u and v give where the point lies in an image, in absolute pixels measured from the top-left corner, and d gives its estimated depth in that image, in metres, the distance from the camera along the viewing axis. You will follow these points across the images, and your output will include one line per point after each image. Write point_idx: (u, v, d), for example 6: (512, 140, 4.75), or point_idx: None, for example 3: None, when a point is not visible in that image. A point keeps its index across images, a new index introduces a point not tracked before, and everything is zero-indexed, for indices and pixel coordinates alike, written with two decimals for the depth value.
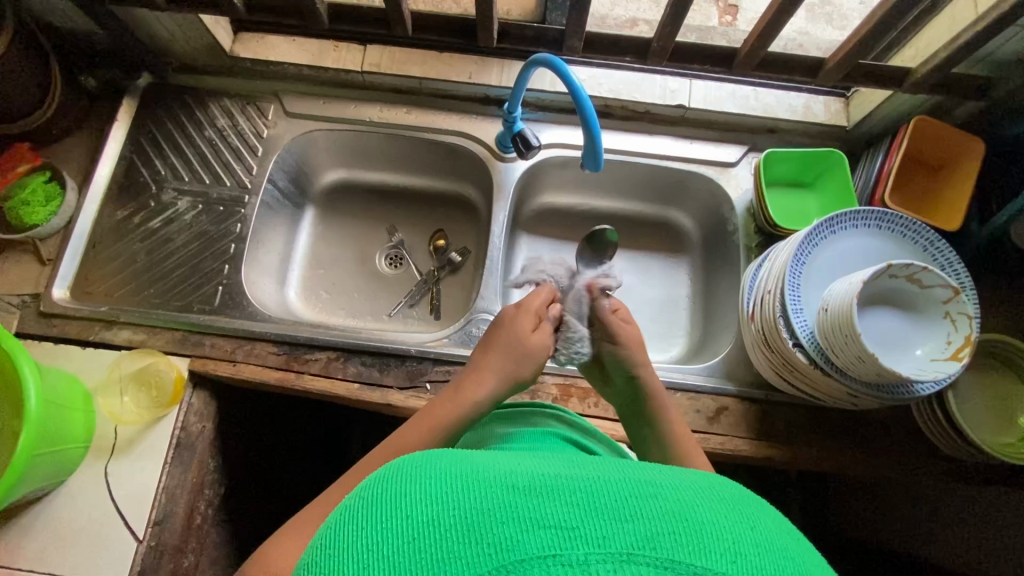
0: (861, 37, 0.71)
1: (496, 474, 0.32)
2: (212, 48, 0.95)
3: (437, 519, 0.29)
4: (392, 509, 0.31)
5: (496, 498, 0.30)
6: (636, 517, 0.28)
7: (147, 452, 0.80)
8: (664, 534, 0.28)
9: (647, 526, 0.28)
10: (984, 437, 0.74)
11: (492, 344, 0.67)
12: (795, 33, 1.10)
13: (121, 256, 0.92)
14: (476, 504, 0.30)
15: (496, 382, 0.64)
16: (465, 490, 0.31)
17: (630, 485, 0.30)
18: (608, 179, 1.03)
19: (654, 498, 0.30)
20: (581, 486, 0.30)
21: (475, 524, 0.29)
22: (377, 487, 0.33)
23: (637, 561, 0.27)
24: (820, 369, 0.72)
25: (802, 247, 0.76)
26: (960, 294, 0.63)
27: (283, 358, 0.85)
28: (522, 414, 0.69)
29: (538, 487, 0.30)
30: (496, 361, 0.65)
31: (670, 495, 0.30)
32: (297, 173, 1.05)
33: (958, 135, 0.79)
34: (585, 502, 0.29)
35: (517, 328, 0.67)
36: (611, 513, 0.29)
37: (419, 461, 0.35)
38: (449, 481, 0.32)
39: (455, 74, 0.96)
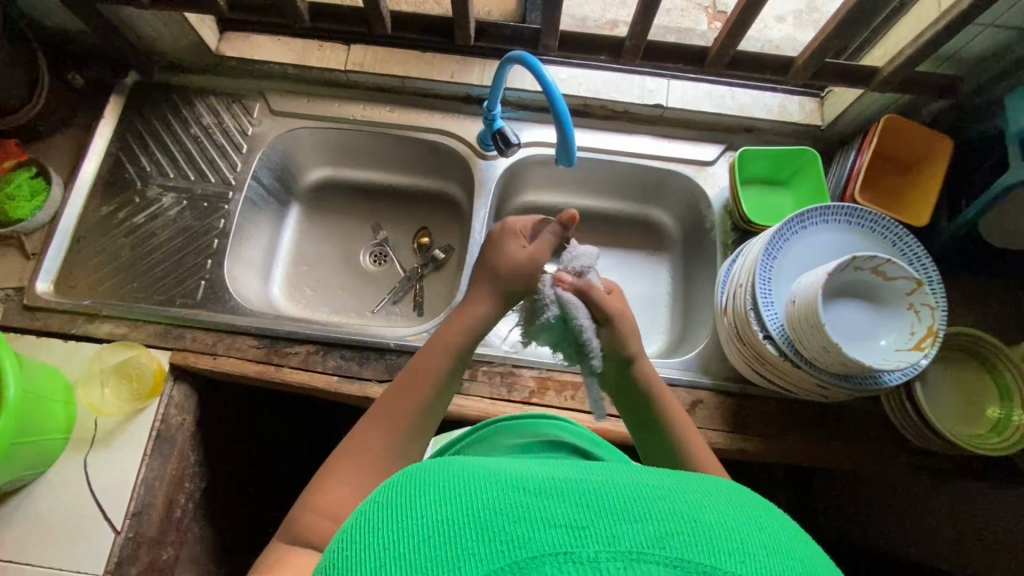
0: (827, 35, 0.72)
1: (508, 477, 0.33)
2: (198, 46, 0.96)
3: (452, 518, 0.31)
4: (406, 512, 0.32)
5: (507, 500, 0.31)
6: (645, 518, 0.30)
7: (126, 444, 0.80)
8: (674, 534, 0.29)
9: (656, 526, 0.29)
10: (958, 432, 0.75)
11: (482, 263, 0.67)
12: (773, 37, 1.12)
13: (106, 251, 0.93)
14: (490, 504, 0.31)
15: (494, 302, 0.65)
16: (477, 492, 0.32)
17: (636, 488, 0.32)
18: (589, 178, 1.05)
19: (662, 501, 0.31)
20: (588, 489, 0.32)
21: (489, 523, 0.30)
22: (391, 491, 0.35)
23: (647, 560, 0.28)
24: (790, 361, 0.73)
25: (773, 241, 0.77)
26: (923, 286, 0.65)
27: (264, 351, 0.86)
28: (528, 424, 0.73)
29: (549, 489, 0.32)
30: (492, 281, 0.66)
31: (678, 497, 0.32)
32: (282, 171, 1.06)
33: (925, 134, 0.81)
34: (594, 504, 0.30)
35: (510, 252, 0.66)
36: (620, 514, 0.30)
37: (431, 464, 0.36)
38: (465, 483, 0.33)
39: (437, 73, 0.98)
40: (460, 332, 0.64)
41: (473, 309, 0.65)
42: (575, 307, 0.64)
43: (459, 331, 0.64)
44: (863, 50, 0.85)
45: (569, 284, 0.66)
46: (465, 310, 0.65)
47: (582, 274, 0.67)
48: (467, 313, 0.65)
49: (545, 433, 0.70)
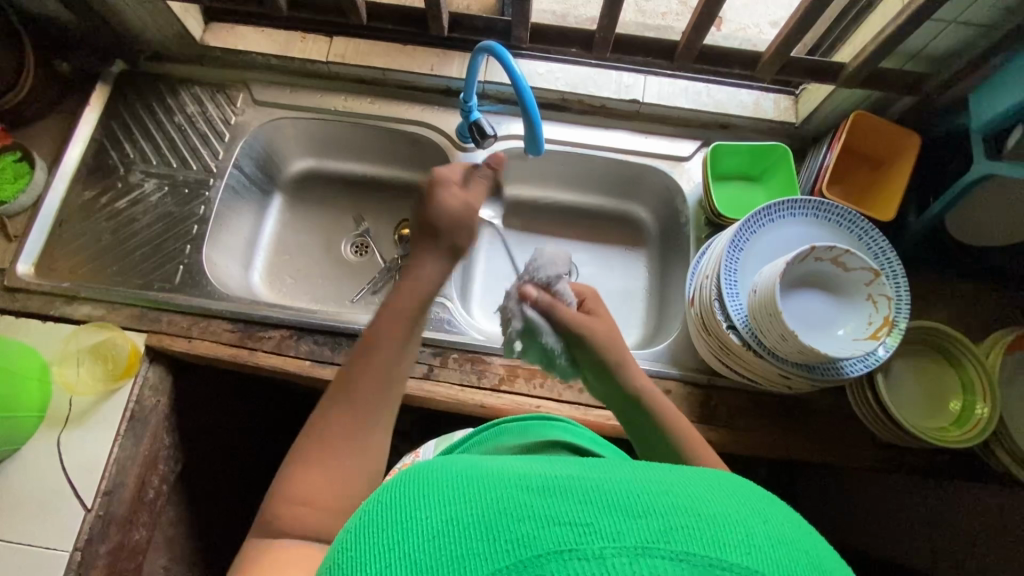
0: (792, 30, 0.74)
1: (512, 476, 0.33)
2: (182, 36, 0.98)
3: (456, 518, 0.30)
4: (410, 514, 0.32)
5: (512, 500, 0.30)
6: (650, 514, 0.29)
7: (99, 423, 0.81)
8: (680, 528, 0.28)
9: (663, 520, 0.28)
10: (919, 423, 0.76)
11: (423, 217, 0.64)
12: (755, 37, 1.13)
13: (87, 234, 0.94)
14: (494, 503, 0.30)
15: (439, 257, 0.63)
16: (482, 491, 0.31)
17: (642, 485, 0.31)
18: (568, 172, 1.06)
19: (668, 496, 0.30)
20: (592, 486, 0.31)
21: (493, 524, 0.29)
22: (395, 491, 0.35)
23: (652, 555, 0.27)
24: (753, 351, 0.73)
25: (740, 233, 0.78)
26: (880, 276, 0.66)
27: (238, 335, 0.87)
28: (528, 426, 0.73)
29: (553, 487, 0.31)
30: (434, 238, 0.63)
31: (684, 492, 0.31)
32: (265, 161, 1.08)
33: (892, 130, 0.82)
34: (599, 501, 0.29)
35: (445, 201, 0.64)
36: (624, 509, 0.29)
37: (436, 467, 0.36)
38: (469, 483, 0.33)
39: (417, 66, 1.00)
40: (413, 298, 0.60)
41: (418, 274, 0.61)
42: (541, 328, 0.67)
43: (411, 295, 0.60)
44: (834, 48, 0.87)
45: (534, 299, 0.67)
46: (409, 276, 0.61)
47: (548, 285, 0.68)
48: (417, 279, 0.61)
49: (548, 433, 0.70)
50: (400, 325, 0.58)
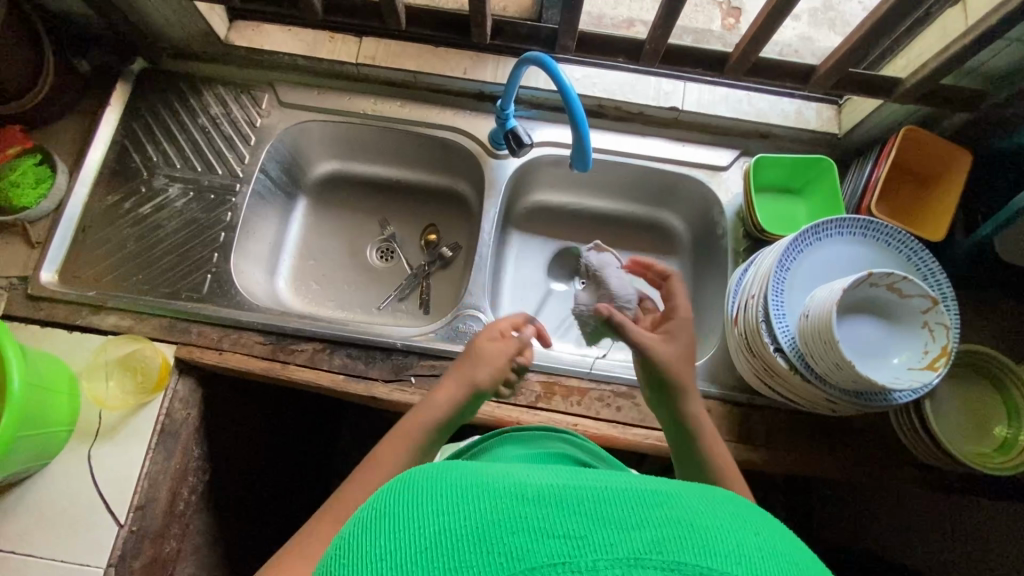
0: (854, 45, 0.72)
1: (504, 483, 0.31)
2: (207, 35, 0.95)
3: (448, 529, 0.28)
4: (404, 521, 0.30)
5: (500, 508, 0.29)
6: (645, 524, 0.28)
7: (131, 438, 0.80)
8: (672, 538, 0.27)
9: (656, 531, 0.27)
10: (966, 448, 0.75)
11: (459, 359, 0.73)
12: (796, 38, 1.07)
13: (110, 241, 0.92)
14: (486, 512, 0.29)
15: (457, 387, 0.69)
16: (473, 498, 0.30)
17: (634, 492, 0.30)
18: (600, 180, 1.04)
19: (662, 507, 0.29)
20: (587, 494, 0.29)
21: (483, 535, 0.28)
22: (387, 499, 0.32)
23: (644, 566, 0.26)
24: (800, 375, 0.72)
25: (788, 252, 0.76)
26: (939, 305, 0.64)
27: (270, 348, 0.85)
28: (537, 437, 0.74)
29: (545, 495, 0.29)
30: (461, 374, 0.71)
31: (679, 502, 0.30)
32: (289, 164, 1.05)
33: (943, 147, 0.80)
34: (592, 511, 0.28)
35: (482, 343, 0.73)
36: (619, 520, 0.28)
37: (423, 471, 0.33)
38: (461, 491, 0.30)
39: (450, 69, 0.97)
40: (422, 428, 0.66)
41: (432, 400, 0.69)
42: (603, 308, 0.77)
43: (422, 427, 0.66)
44: (886, 59, 0.84)
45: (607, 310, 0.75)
46: (425, 403, 0.69)
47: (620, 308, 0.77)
48: (429, 403, 0.68)
49: (551, 445, 0.71)
50: (409, 438, 0.65)
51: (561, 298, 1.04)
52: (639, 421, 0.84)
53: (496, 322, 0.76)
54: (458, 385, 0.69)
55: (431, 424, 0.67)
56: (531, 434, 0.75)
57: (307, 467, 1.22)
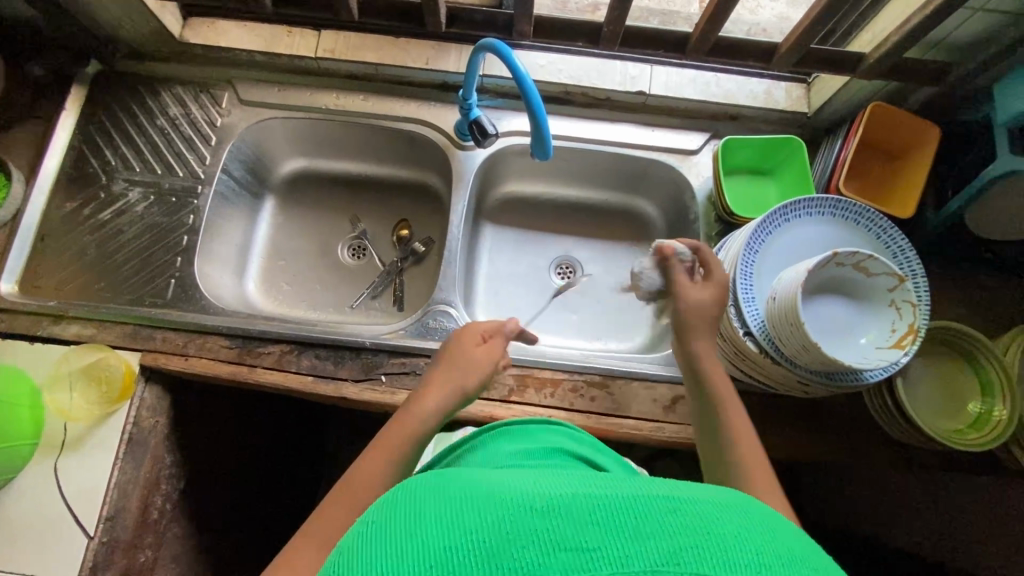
0: (812, 22, 0.70)
1: (513, 495, 0.32)
2: (160, 33, 0.93)
3: (456, 545, 0.30)
4: (409, 535, 0.31)
5: (510, 521, 0.30)
6: (658, 534, 0.29)
7: (97, 449, 0.78)
8: (688, 549, 0.29)
9: (671, 542, 0.29)
10: (937, 425, 0.75)
11: (440, 364, 0.69)
12: (773, 18, 1.04)
13: (70, 248, 0.90)
14: (497, 527, 0.30)
15: (440, 393, 0.64)
16: (480, 511, 0.31)
17: (647, 500, 0.31)
18: (571, 168, 1.03)
19: (673, 514, 0.30)
20: (599, 504, 0.31)
21: (494, 550, 0.29)
22: (389, 512, 0.33)
23: None
24: (770, 358, 0.71)
25: (756, 235, 0.75)
26: (905, 281, 0.64)
27: (236, 352, 0.84)
28: (538, 432, 0.66)
29: (556, 507, 0.31)
30: (443, 378, 0.66)
31: (692, 509, 0.31)
32: (254, 163, 1.03)
33: (911, 122, 0.79)
34: (605, 522, 0.30)
35: (464, 344, 0.70)
36: (632, 530, 0.30)
37: (426, 482, 0.35)
38: (468, 504, 0.32)
39: (411, 60, 0.95)
40: (402, 436, 0.60)
41: (415, 408, 0.63)
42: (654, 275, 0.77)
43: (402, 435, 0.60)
44: (851, 35, 0.83)
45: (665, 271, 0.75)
46: (406, 411, 0.63)
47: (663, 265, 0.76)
48: (413, 410, 0.63)
49: (551, 440, 0.63)
50: (387, 444, 0.59)
51: (537, 290, 1.03)
52: (612, 410, 0.83)
53: (478, 324, 0.73)
54: (445, 390, 0.65)
55: (414, 431, 0.61)
56: (529, 428, 0.67)
57: (289, 470, 1.21)
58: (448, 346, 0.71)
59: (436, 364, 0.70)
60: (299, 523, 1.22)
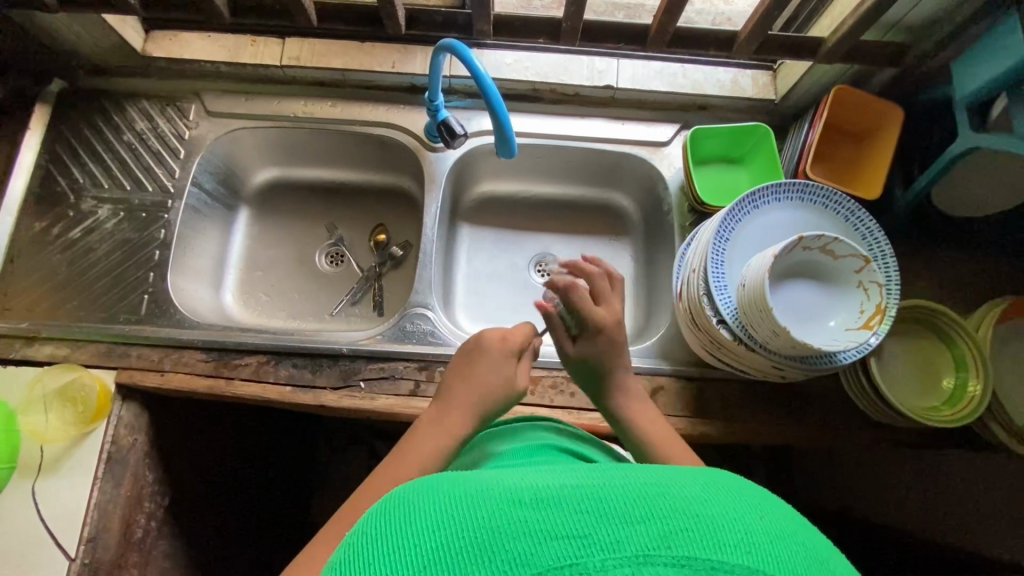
0: (768, 9, 0.71)
1: (503, 492, 0.31)
2: (122, 48, 0.92)
3: (446, 546, 0.29)
4: (400, 541, 0.30)
5: (501, 517, 0.29)
6: (650, 518, 0.28)
7: (75, 469, 0.78)
8: (680, 531, 0.28)
9: (662, 525, 0.28)
10: (912, 403, 0.75)
11: (471, 380, 0.64)
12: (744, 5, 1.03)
13: (41, 269, 0.89)
14: (486, 522, 0.29)
15: (471, 420, 0.61)
16: (470, 511, 0.30)
17: (636, 487, 0.31)
18: (545, 165, 1.02)
19: (662, 497, 0.30)
20: (589, 493, 0.30)
21: (486, 547, 0.28)
22: (377, 521, 0.33)
23: (653, 562, 0.27)
24: (744, 345, 0.71)
25: (725, 222, 0.75)
26: (870, 263, 0.64)
27: (213, 364, 0.84)
28: (518, 429, 0.66)
29: (547, 498, 0.30)
30: (468, 400, 0.62)
31: (679, 492, 0.30)
32: (225, 174, 1.02)
33: (874, 104, 0.80)
34: (595, 508, 0.29)
35: (489, 359, 0.66)
36: (622, 514, 0.29)
37: (414, 487, 0.35)
38: (460, 505, 0.31)
39: (378, 64, 0.94)
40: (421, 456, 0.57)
41: (437, 435, 0.59)
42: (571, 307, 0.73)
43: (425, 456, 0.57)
44: (812, 20, 0.83)
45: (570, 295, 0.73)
46: (428, 436, 0.59)
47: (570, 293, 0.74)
48: (434, 436, 0.59)
49: (531, 436, 0.63)
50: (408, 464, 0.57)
51: (516, 288, 1.03)
52: (592, 405, 0.83)
53: (512, 335, 0.68)
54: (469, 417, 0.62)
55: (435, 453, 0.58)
56: (514, 428, 0.66)
57: (279, 482, 1.20)
58: (474, 355, 0.66)
59: (460, 374, 0.65)
60: (292, 535, 1.21)
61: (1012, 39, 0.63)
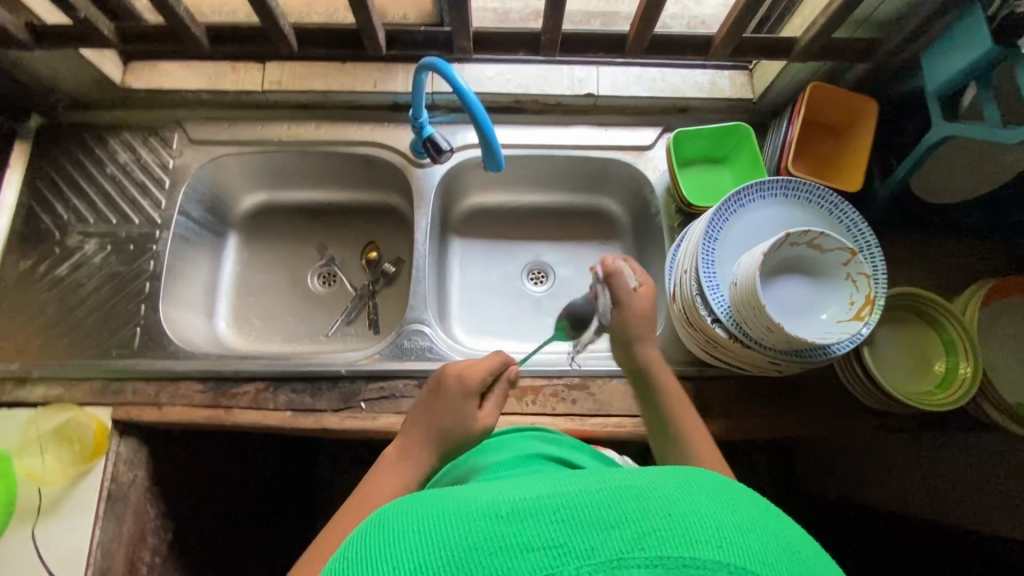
0: (741, 12, 0.73)
1: (481, 507, 0.32)
2: (101, 81, 0.92)
3: (425, 564, 0.29)
4: (379, 561, 0.30)
5: (476, 534, 0.30)
6: (623, 522, 0.29)
7: (75, 510, 0.77)
8: (652, 532, 0.28)
9: (635, 527, 0.29)
10: (908, 389, 0.77)
11: (426, 417, 0.65)
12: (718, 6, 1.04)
13: (29, 308, 0.88)
14: (464, 540, 0.30)
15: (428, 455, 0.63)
16: (448, 529, 0.31)
17: (609, 491, 0.31)
18: (531, 174, 1.03)
19: (635, 500, 0.30)
20: (564, 501, 0.31)
21: (464, 563, 0.29)
22: (359, 543, 0.33)
23: (626, 565, 0.27)
24: (740, 342, 0.72)
25: (714, 222, 0.77)
26: (858, 256, 0.65)
27: (211, 395, 0.83)
28: (513, 438, 0.67)
29: (522, 511, 0.31)
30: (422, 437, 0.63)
31: (653, 493, 0.31)
32: (211, 202, 1.02)
33: (849, 99, 0.82)
34: (569, 517, 0.30)
35: (444, 395, 0.65)
36: (596, 520, 0.29)
37: (394, 509, 0.35)
38: (439, 524, 0.32)
39: (359, 84, 0.95)
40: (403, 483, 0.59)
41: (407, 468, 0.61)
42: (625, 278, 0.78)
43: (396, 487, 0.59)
44: (784, 20, 0.85)
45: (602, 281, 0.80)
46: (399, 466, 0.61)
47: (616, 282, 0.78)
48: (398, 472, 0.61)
49: (524, 446, 0.63)
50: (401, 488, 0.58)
51: (511, 298, 1.03)
52: (595, 410, 0.84)
53: (468, 367, 0.67)
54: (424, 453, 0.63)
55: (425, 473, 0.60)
56: (509, 437, 0.67)
57: (283, 509, 1.18)
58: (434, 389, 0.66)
59: (421, 409, 0.66)
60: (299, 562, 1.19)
61: (978, 31, 0.64)
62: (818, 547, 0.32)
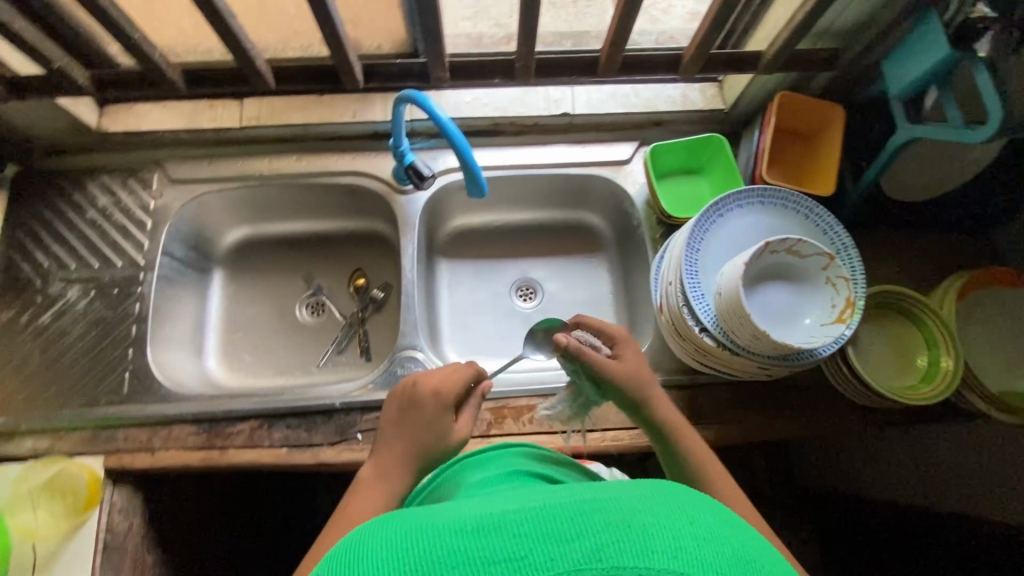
0: (708, 30, 0.75)
1: (447, 524, 0.33)
2: (76, 126, 0.92)
3: None
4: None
5: (444, 546, 0.32)
6: (582, 534, 0.31)
7: (71, 564, 0.75)
8: (610, 543, 0.30)
9: (594, 539, 0.30)
10: (894, 385, 0.78)
11: (396, 434, 0.63)
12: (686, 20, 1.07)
13: (13, 359, 0.87)
14: (429, 556, 0.31)
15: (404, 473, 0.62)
16: (416, 546, 0.32)
17: (571, 505, 0.33)
18: (513, 194, 1.04)
19: (595, 511, 0.32)
20: (527, 515, 0.32)
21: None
22: (331, 561, 0.34)
23: None
24: (728, 349, 0.74)
25: (695, 233, 0.78)
26: (835, 259, 0.67)
27: (204, 437, 0.82)
28: (502, 455, 0.67)
29: (487, 527, 0.32)
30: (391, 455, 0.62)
31: (612, 503, 0.33)
32: (194, 239, 1.01)
33: (817, 107, 0.84)
34: (532, 530, 0.31)
35: (413, 412, 0.63)
36: (557, 533, 0.31)
37: (365, 527, 0.36)
38: (406, 540, 0.33)
39: (338, 115, 0.97)
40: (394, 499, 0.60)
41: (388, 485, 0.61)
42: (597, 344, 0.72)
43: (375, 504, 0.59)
44: (749, 34, 0.88)
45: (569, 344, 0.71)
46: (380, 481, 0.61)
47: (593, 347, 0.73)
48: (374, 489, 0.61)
49: (513, 464, 0.64)
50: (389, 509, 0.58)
51: (500, 317, 1.04)
52: (592, 425, 0.84)
53: (430, 384, 0.65)
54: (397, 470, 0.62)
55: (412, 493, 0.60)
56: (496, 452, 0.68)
57: (283, 545, 1.16)
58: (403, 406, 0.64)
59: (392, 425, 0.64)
60: None
61: (935, 35, 0.67)
62: (773, 549, 0.33)
